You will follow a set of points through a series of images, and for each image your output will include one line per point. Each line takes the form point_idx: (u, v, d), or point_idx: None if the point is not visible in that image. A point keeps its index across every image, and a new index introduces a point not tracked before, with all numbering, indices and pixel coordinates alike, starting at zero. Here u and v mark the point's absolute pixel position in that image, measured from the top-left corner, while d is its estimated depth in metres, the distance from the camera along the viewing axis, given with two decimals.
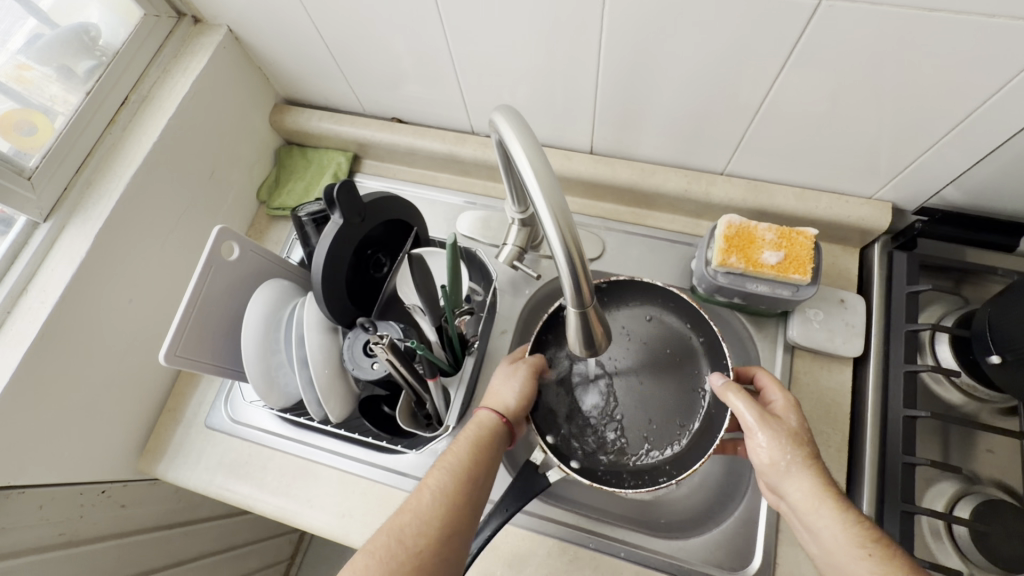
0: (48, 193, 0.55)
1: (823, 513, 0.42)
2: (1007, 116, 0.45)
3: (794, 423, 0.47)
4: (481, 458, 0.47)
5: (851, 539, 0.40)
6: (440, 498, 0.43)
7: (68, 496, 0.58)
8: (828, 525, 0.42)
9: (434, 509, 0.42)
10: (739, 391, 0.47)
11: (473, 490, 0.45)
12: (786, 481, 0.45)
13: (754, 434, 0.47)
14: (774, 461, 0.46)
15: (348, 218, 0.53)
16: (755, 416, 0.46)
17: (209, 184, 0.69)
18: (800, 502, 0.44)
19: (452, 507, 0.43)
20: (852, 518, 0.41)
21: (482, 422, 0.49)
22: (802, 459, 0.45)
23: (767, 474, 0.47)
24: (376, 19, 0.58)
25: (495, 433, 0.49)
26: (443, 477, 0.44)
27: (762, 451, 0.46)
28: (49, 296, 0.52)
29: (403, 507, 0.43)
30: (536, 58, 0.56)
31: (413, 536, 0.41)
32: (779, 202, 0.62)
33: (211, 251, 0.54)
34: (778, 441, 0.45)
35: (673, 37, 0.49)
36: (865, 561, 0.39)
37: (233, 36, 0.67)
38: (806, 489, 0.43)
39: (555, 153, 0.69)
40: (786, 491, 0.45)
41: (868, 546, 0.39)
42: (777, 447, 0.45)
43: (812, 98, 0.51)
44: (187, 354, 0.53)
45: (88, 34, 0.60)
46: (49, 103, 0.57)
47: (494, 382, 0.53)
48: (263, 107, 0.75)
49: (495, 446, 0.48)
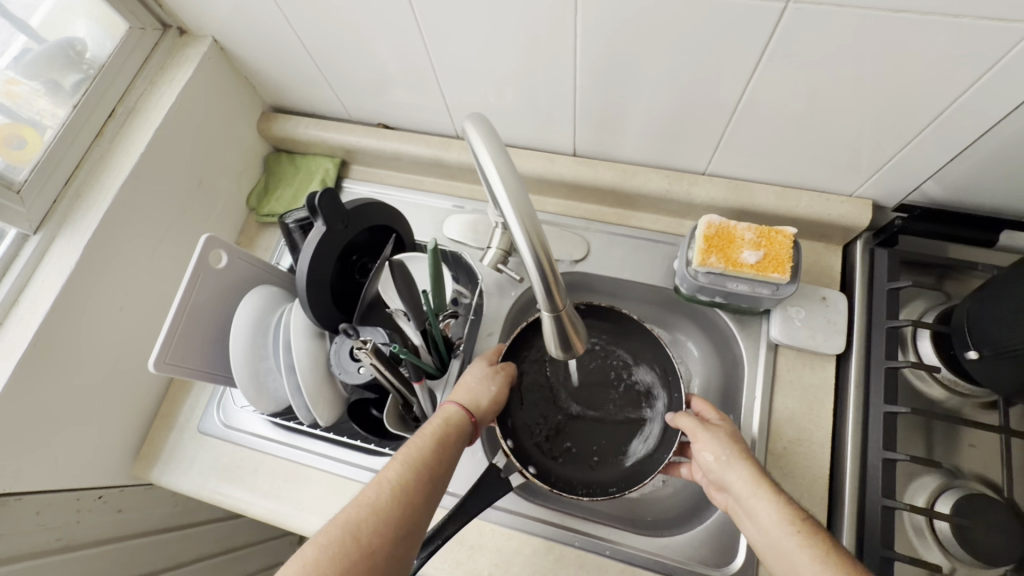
0: (38, 204, 0.56)
1: (760, 499, 0.43)
2: (980, 110, 0.46)
3: (730, 428, 0.51)
4: (439, 452, 0.47)
5: (782, 519, 0.41)
6: (397, 491, 0.43)
7: (64, 501, 0.60)
8: (763, 508, 0.43)
9: (391, 501, 0.42)
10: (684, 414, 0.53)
11: (428, 483, 0.45)
12: (728, 473, 0.47)
13: (698, 441, 0.50)
14: (718, 459, 0.48)
15: (331, 224, 0.54)
16: (697, 425, 0.51)
17: (198, 192, 0.69)
18: (740, 489, 0.45)
19: (407, 499, 0.43)
20: (783, 500, 0.43)
21: (449, 416, 0.50)
22: (738, 452, 0.47)
23: (714, 473, 0.48)
24: (356, 27, 0.59)
25: (455, 428, 0.49)
26: (399, 469, 0.44)
27: (707, 452, 0.49)
28: (40, 306, 0.53)
29: (358, 499, 0.42)
30: (516, 61, 0.57)
31: (369, 532, 0.40)
32: (760, 201, 0.62)
33: (199, 259, 0.55)
34: (717, 440, 0.49)
35: (647, 39, 0.50)
36: (795, 539, 0.40)
37: (218, 46, 0.68)
38: (745, 477, 0.45)
39: (539, 155, 0.69)
40: (728, 484, 0.47)
41: (797, 523, 0.41)
42: (717, 445, 0.48)
43: (787, 97, 0.51)
44: (176, 360, 0.54)
45: (74, 48, 0.61)
46: (38, 117, 0.58)
47: (469, 381, 0.54)
48: (251, 115, 0.76)
49: (455, 441, 0.49)
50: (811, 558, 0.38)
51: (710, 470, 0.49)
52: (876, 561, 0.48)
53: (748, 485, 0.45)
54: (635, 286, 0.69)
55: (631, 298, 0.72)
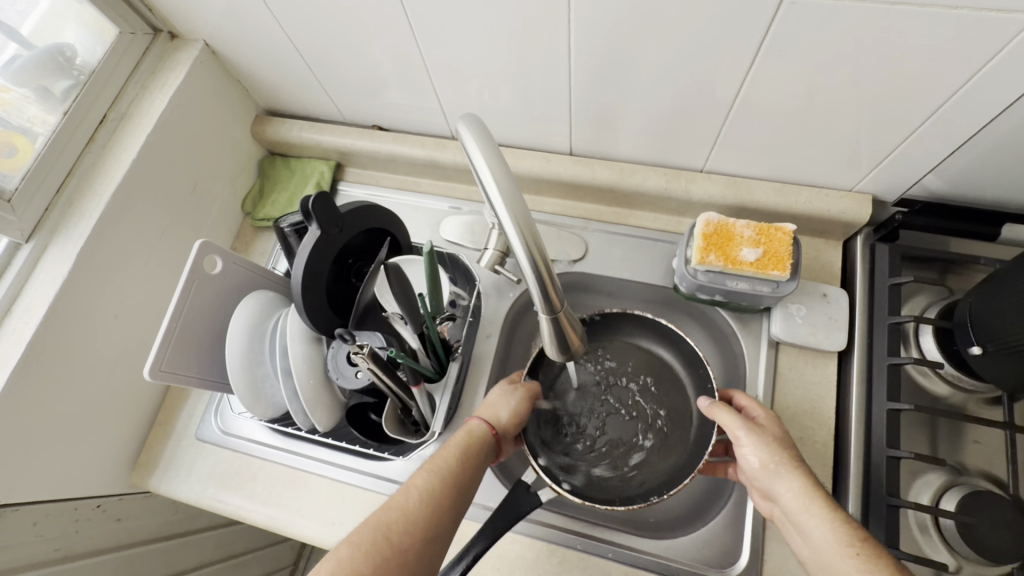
0: (29, 213, 0.55)
1: (812, 512, 0.43)
2: (980, 103, 0.45)
3: (779, 430, 0.50)
4: (468, 462, 0.47)
5: (837, 538, 0.41)
6: (427, 496, 0.43)
7: (62, 511, 0.59)
8: (817, 524, 0.42)
9: (421, 508, 0.42)
10: (723, 408, 0.51)
11: (458, 492, 0.45)
12: (777, 483, 0.46)
13: (741, 445, 0.49)
14: (764, 465, 0.47)
15: (325, 228, 0.54)
16: (740, 426, 0.49)
17: (192, 197, 0.69)
18: (790, 503, 0.45)
19: (438, 505, 0.43)
20: (840, 517, 0.42)
21: (474, 430, 0.50)
22: (788, 459, 0.46)
23: (760, 479, 0.48)
24: (348, 28, 0.58)
25: (484, 438, 0.49)
26: (428, 475, 0.44)
27: (752, 456, 0.48)
28: (33, 315, 0.53)
29: (389, 502, 0.42)
30: (511, 59, 0.56)
31: (400, 533, 0.40)
32: (759, 198, 0.62)
33: (193, 265, 0.54)
34: (765, 445, 0.48)
35: (641, 36, 0.49)
36: (852, 560, 0.39)
37: (210, 50, 0.67)
38: (796, 489, 0.45)
39: (534, 154, 0.69)
40: (778, 496, 0.46)
41: (853, 544, 0.40)
42: (763, 451, 0.47)
43: (784, 92, 0.51)
44: (172, 368, 0.53)
45: (63, 54, 0.60)
46: (28, 124, 0.58)
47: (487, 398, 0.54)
48: (244, 119, 0.76)
49: (484, 452, 0.49)
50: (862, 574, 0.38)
51: (755, 475, 0.49)
52: None
53: (800, 497, 0.44)
54: (634, 285, 0.68)
55: (630, 297, 0.71)
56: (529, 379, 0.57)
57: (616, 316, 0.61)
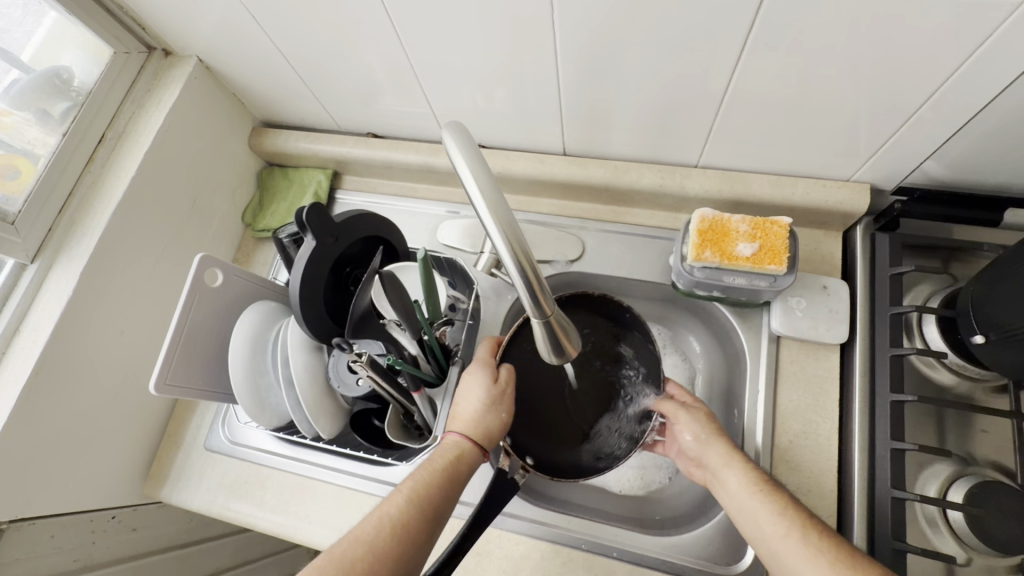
0: (33, 234, 0.57)
1: (733, 467, 0.49)
2: (976, 87, 0.44)
3: (707, 409, 0.56)
4: (442, 490, 0.46)
5: (747, 481, 0.47)
6: (395, 528, 0.43)
7: (78, 523, 0.61)
8: (732, 475, 0.48)
9: (392, 541, 0.42)
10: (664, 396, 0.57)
11: (429, 521, 0.45)
12: (706, 450, 0.52)
13: (679, 422, 0.55)
14: (696, 437, 0.53)
15: (321, 238, 0.54)
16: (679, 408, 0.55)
17: (192, 212, 0.70)
18: (714, 463, 0.50)
19: (406, 539, 0.43)
20: (754, 470, 0.48)
21: (456, 451, 0.49)
22: (716, 431, 0.52)
23: (692, 450, 0.54)
24: (338, 38, 0.59)
25: (465, 462, 0.49)
26: (402, 503, 0.44)
27: (686, 430, 0.54)
28: (40, 335, 0.54)
29: (356, 534, 0.42)
30: (500, 60, 0.56)
31: (365, 568, 0.40)
32: (755, 191, 0.61)
33: (195, 279, 0.55)
34: (697, 420, 0.53)
35: (628, 35, 0.49)
36: (759, 496, 0.46)
37: (204, 65, 0.68)
38: (721, 452, 0.50)
39: (529, 156, 0.69)
40: (706, 461, 0.52)
41: (760, 484, 0.46)
42: (694, 424, 0.53)
43: (774, 84, 0.50)
44: (177, 381, 0.54)
45: (60, 76, 0.61)
46: (29, 146, 0.59)
47: (474, 406, 0.52)
48: (241, 132, 0.77)
49: (462, 476, 0.49)
50: (770, 510, 0.44)
51: (689, 448, 0.54)
52: (888, 554, 0.47)
53: (721, 457, 0.50)
54: (632, 283, 0.68)
55: (629, 294, 0.71)
56: (505, 368, 0.55)
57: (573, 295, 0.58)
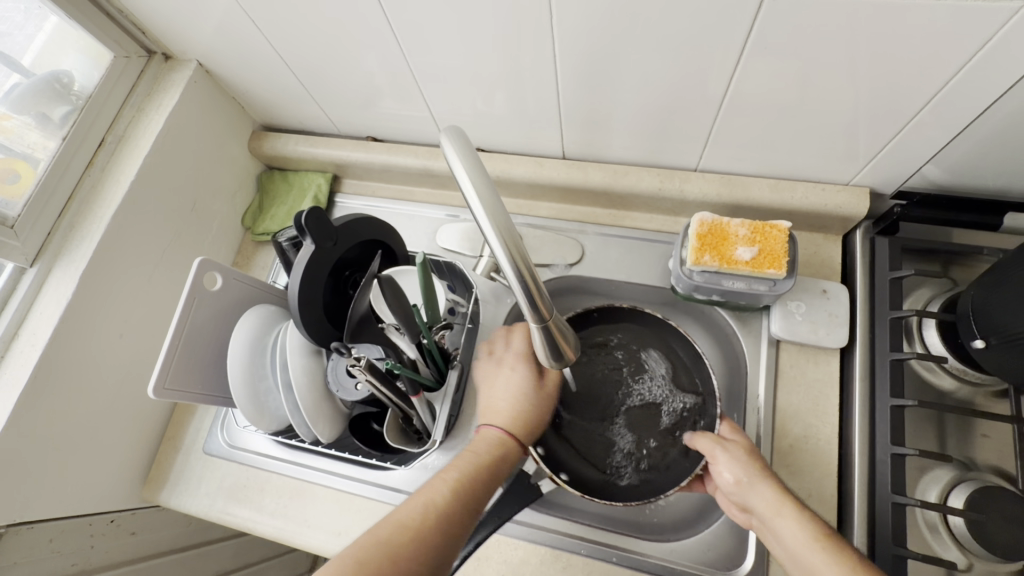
0: (32, 238, 0.57)
1: (784, 516, 0.44)
2: (977, 92, 0.44)
3: (747, 443, 0.51)
4: (484, 482, 0.45)
5: (806, 536, 0.42)
6: (438, 515, 0.42)
7: (76, 527, 0.61)
8: (787, 526, 0.43)
9: (433, 529, 0.41)
10: (702, 433, 0.52)
11: (471, 514, 0.43)
12: (751, 495, 0.47)
13: (715, 462, 0.50)
14: (739, 481, 0.48)
15: (320, 243, 0.54)
16: (715, 444, 0.51)
17: (191, 215, 0.70)
18: (763, 510, 0.46)
19: (446, 526, 0.41)
20: (809, 519, 0.43)
21: (504, 449, 0.49)
22: (760, 472, 0.47)
23: (733, 494, 0.48)
24: (337, 42, 0.59)
25: (502, 448, 0.48)
26: (446, 492, 0.43)
27: (726, 472, 0.49)
28: (38, 339, 0.54)
29: (398, 519, 0.41)
30: (500, 63, 0.56)
31: (407, 556, 0.38)
32: (754, 195, 0.61)
33: (194, 283, 0.55)
34: (737, 460, 0.49)
35: (625, 41, 0.49)
36: (820, 555, 0.40)
37: (204, 69, 0.69)
38: (769, 497, 0.46)
39: (528, 160, 0.69)
40: (752, 506, 0.47)
41: (821, 540, 0.41)
42: (737, 466, 0.48)
43: (772, 88, 0.50)
44: (175, 386, 0.54)
45: (60, 81, 0.62)
46: (30, 150, 0.59)
47: (521, 409, 0.52)
48: (241, 136, 0.77)
49: (500, 469, 0.47)
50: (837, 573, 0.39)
51: (729, 491, 0.49)
52: (888, 560, 0.46)
53: (771, 505, 0.45)
54: (632, 287, 0.68)
55: (631, 300, 0.70)
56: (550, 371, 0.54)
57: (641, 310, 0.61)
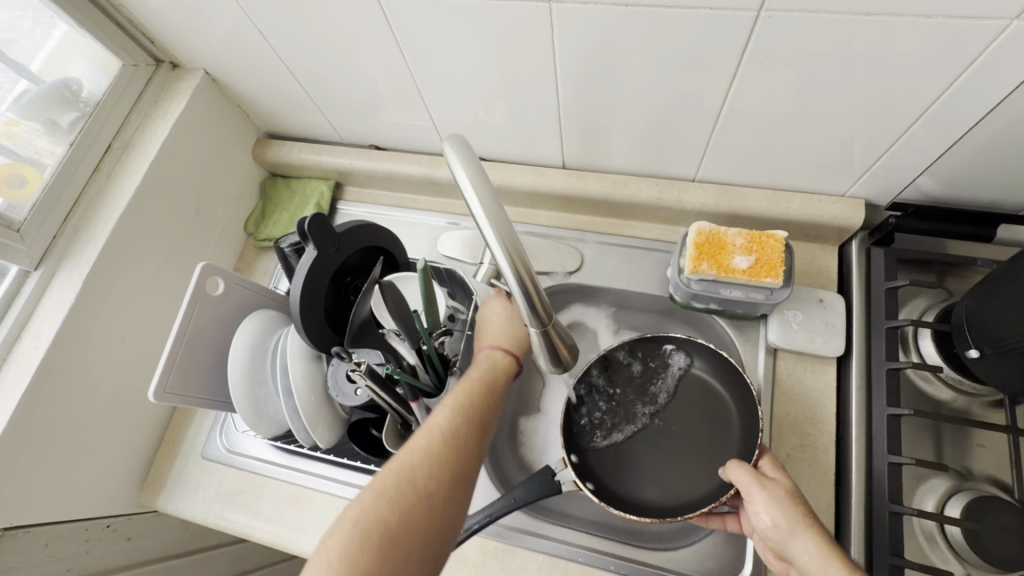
0: (38, 241, 0.57)
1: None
2: (967, 105, 0.45)
3: (792, 485, 0.44)
4: (486, 397, 0.47)
5: None
6: (449, 435, 0.43)
7: (73, 531, 0.60)
8: None
9: (445, 448, 0.43)
10: (736, 462, 0.47)
11: (478, 431, 0.45)
12: (792, 545, 0.41)
13: (751, 502, 0.44)
14: (776, 527, 0.42)
15: (322, 248, 0.55)
16: (752, 482, 0.45)
17: (195, 220, 0.70)
18: (807, 566, 0.39)
19: (458, 444, 0.43)
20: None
21: (496, 362, 0.50)
22: (803, 519, 0.41)
23: (770, 541, 0.43)
24: (341, 52, 0.60)
25: (498, 364, 0.50)
26: (450, 416, 0.44)
27: (762, 515, 0.43)
28: (41, 341, 0.55)
29: (410, 446, 0.43)
30: (501, 73, 0.57)
31: (424, 478, 0.41)
32: (751, 205, 0.62)
33: (196, 287, 0.56)
34: (777, 503, 0.43)
35: (623, 54, 0.51)
36: None
37: (210, 78, 0.70)
38: (813, 551, 0.39)
39: (528, 169, 0.70)
40: (794, 560, 0.41)
41: None
42: (776, 510, 0.42)
43: (768, 101, 0.51)
44: (177, 390, 0.55)
45: (70, 88, 0.63)
46: (37, 155, 0.60)
47: (496, 325, 0.53)
48: (246, 143, 0.78)
49: (501, 383, 0.49)
50: None
51: (767, 536, 0.43)
52: (885, 570, 0.46)
53: (816, 560, 0.39)
54: (630, 295, 0.68)
55: (631, 308, 0.71)
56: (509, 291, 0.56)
57: (690, 342, 0.60)
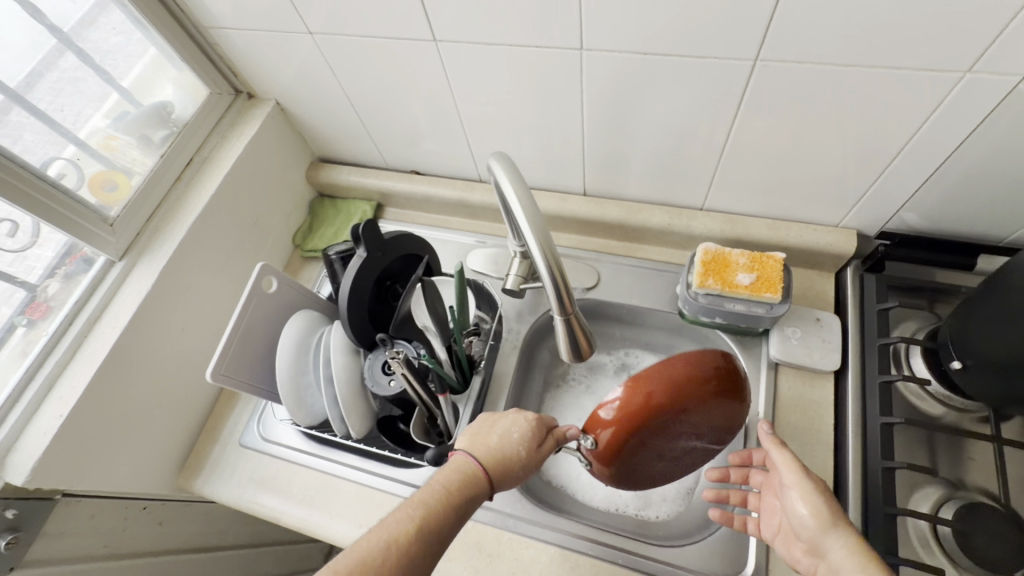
0: (124, 236, 0.66)
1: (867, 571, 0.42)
2: (937, 146, 0.52)
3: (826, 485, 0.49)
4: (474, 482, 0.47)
5: None
6: (429, 510, 0.43)
7: (114, 507, 0.66)
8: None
9: (421, 523, 0.42)
10: (784, 446, 0.51)
11: (457, 513, 0.44)
12: (828, 538, 0.45)
13: (793, 489, 0.49)
14: (816, 516, 0.46)
15: (370, 252, 0.62)
16: (800, 470, 0.49)
17: (253, 228, 0.79)
18: (839, 559, 0.43)
19: (435, 521, 0.43)
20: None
21: (498, 451, 0.49)
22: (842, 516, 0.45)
23: (806, 530, 0.47)
24: (396, 87, 0.69)
25: (471, 484, 0.46)
26: (434, 492, 0.44)
27: (802, 505, 0.47)
28: (119, 322, 0.62)
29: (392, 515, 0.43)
30: (534, 108, 0.65)
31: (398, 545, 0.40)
32: (753, 232, 0.69)
33: (256, 282, 0.63)
34: (820, 497, 0.47)
35: (640, 93, 0.59)
36: None
37: (279, 107, 0.80)
38: (848, 547, 0.43)
39: (552, 195, 0.78)
40: (827, 551, 0.45)
41: None
42: (818, 502, 0.46)
43: (766, 139, 0.59)
44: (230, 372, 0.61)
45: (165, 109, 0.74)
46: (130, 165, 0.70)
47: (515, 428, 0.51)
48: (300, 164, 0.87)
49: (495, 470, 0.48)
50: None
51: (799, 527, 0.48)
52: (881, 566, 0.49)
53: (849, 556, 0.43)
54: (642, 311, 0.74)
55: (643, 325, 0.76)
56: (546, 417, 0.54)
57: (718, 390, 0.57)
